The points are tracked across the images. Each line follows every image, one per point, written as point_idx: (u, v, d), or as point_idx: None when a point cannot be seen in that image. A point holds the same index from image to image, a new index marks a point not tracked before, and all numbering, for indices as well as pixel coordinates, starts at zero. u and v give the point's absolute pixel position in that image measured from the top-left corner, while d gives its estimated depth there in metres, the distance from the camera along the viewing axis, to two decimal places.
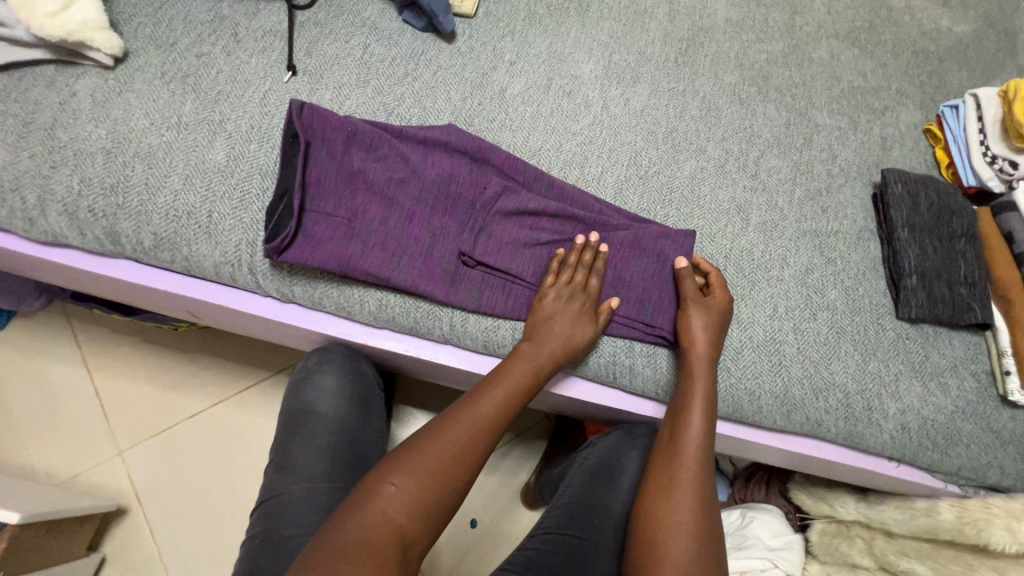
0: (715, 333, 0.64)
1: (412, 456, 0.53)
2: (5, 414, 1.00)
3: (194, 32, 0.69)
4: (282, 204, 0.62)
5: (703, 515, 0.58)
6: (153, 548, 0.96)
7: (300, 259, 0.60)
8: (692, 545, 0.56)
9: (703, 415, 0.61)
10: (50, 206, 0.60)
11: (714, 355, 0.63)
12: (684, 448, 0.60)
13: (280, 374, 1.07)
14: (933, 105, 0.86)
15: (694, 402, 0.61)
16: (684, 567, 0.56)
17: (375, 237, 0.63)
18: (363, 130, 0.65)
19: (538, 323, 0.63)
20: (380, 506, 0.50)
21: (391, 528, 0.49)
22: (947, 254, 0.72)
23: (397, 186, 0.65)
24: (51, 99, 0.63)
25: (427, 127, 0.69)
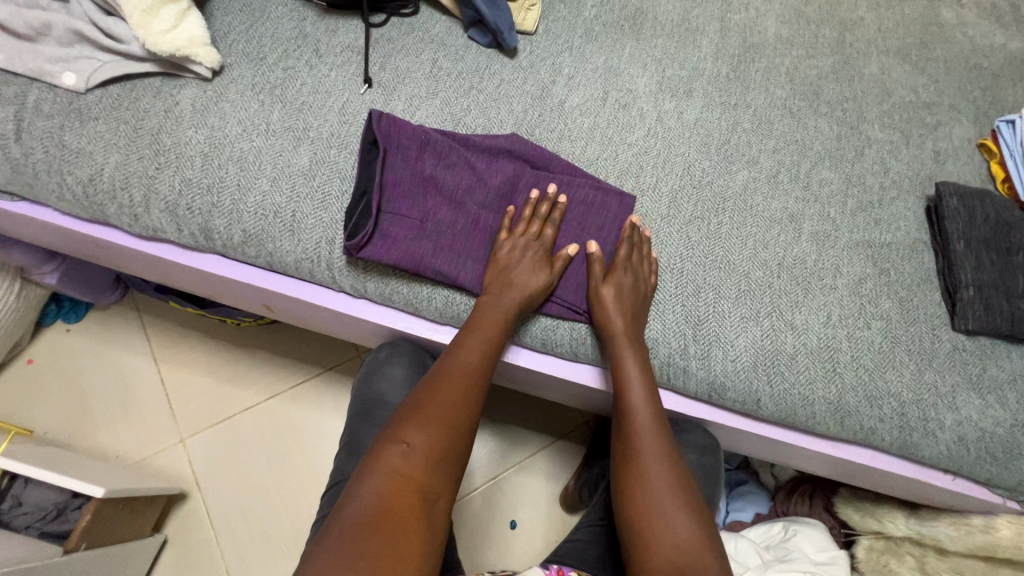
0: (627, 304, 0.66)
1: (403, 424, 0.56)
2: (81, 399, 1.07)
3: (281, 48, 0.75)
4: (361, 204, 0.66)
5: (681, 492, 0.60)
6: (210, 532, 1.01)
7: (375, 257, 0.65)
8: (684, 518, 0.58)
9: (642, 379, 0.64)
10: (154, 204, 0.67)
11: (629, 326, 0.65)
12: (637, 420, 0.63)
13: (333, 371, 1.12)
14: (988, 120, 0.86)
15: (631, 374, 0.64)
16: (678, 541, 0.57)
17: (443, 238, 0.67)
18: (435, 139, 0.69)
19: (502, 275, 0.66)
20: (388, 472, 0.53)
21: (406, 487, 0.52)
22: (1005, 267, 0.73)
23: (466, 192, 0.69)
24: (157, 107, 0.69)
25: (492, 135, 0.73)
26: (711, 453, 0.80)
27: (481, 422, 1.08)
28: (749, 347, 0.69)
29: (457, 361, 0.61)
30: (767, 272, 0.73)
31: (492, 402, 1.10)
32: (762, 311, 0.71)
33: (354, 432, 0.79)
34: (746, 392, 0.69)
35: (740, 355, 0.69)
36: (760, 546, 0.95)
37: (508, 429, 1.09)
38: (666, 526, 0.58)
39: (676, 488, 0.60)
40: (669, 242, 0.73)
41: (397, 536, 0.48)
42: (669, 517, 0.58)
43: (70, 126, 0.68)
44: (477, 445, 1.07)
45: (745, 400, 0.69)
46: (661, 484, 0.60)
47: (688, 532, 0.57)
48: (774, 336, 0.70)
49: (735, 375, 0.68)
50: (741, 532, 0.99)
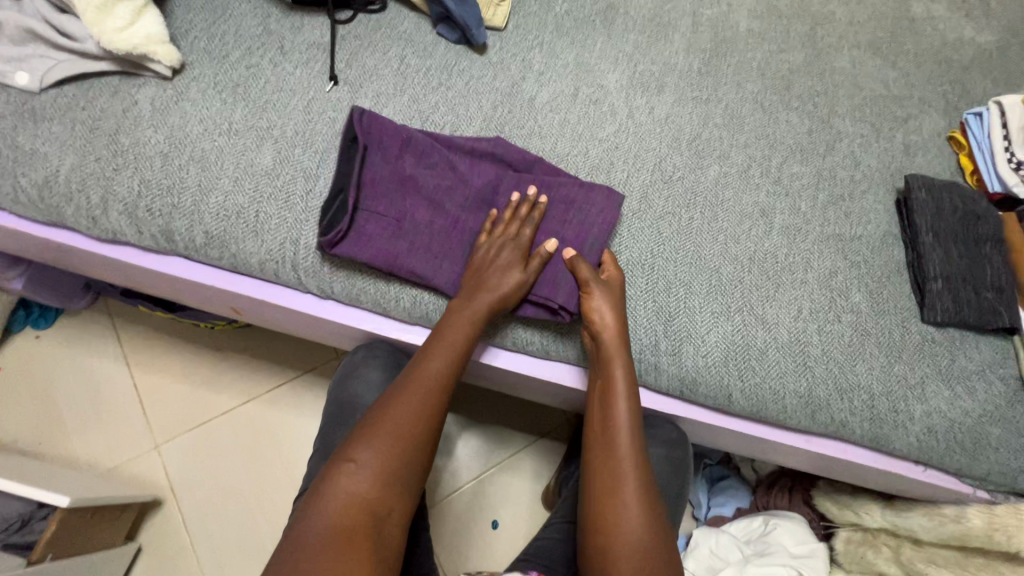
0: (616, 306, 0.65)
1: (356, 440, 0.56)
2: (50, 406, 1.05)
3: (244, 45, 0.74)
4: (338, 202, 0.66)
5: (647, 497, 0.61)
6: (186, 539, 0.99)
7: (350, 254, 0.64)
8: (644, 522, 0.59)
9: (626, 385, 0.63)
10: (112, 206, 0.65)
11: (619, 329, 0.64)
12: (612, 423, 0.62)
13: (310, 373, 1.11)
14: (957, 113, 0.87)
15: (617, 373, 0.63)
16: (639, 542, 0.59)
17: (421, 238, 0.66)
18: (416, 139, 0.68)
19: (478, 275, 0.64)
20: (338, 489, 0.53)
21: (355, 505, 0.52)
22: (973, 258, 0.73)
23: (448, 197, 0.68)
24: (115, 107, 0.68)
25: (475, 138, 0.72)
26: (680, 446, 0.80)
27: (461, 423, 1.08)
28: (720, 342, 0.69)
29: (429, 366, 0.60)
30: (738, 267, 0.73)
31: (472, 401, 1.09)
32: (732, 306, 0.71)
33: (329, 435, 0.78)
34: (718, 387, 0.68)
35: (711, 351, 0.69)
36: (740, 541, 0.95)
37: (489, 428, 1.08)
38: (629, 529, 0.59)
39: (644, 493, 0.61)
40: (640, 238, 0.73)
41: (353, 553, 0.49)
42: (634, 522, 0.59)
43: (24, 126, 0.66)
44: (457, 445, 1.06)
45: (717, 396, 0.69)
46: (631, 493, 0.60)
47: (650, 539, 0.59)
48: (745, 331, 0.70)
49: (706, 371, 0.68)
50: (722, 527, 0.98)
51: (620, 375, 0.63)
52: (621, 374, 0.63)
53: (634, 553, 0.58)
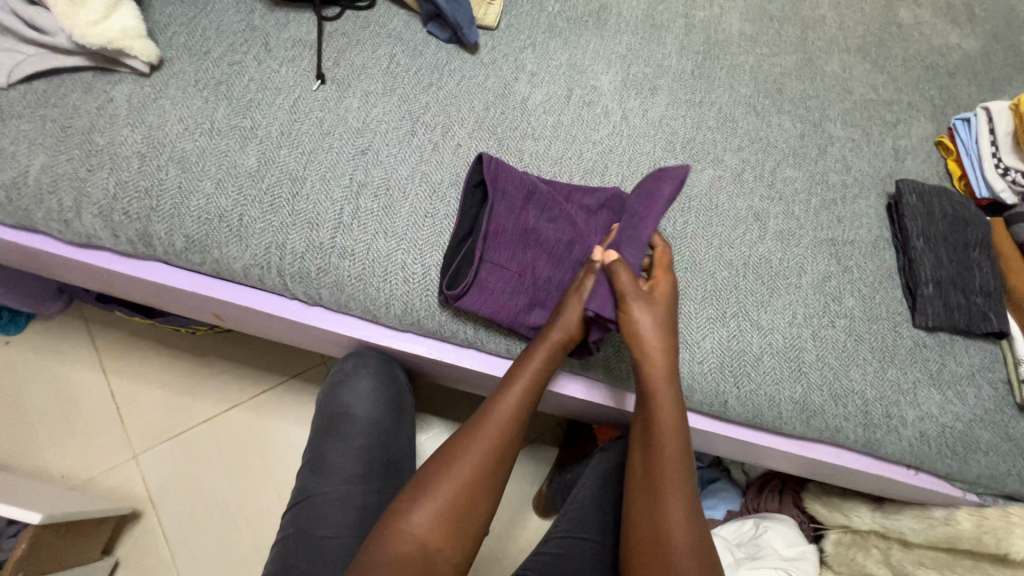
0: (665, 328, 0.62)
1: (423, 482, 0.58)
2: (21, 415, 1.01)
3: (226, 42, 0.71)
4: (462, 251, 0.65)
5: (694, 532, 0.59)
6: (166, 552, 0.96)
7: (472, 309, 0.63)
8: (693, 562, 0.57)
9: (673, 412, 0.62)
10: (86, 209, 0.62)
11: (665, 353, 0.62)
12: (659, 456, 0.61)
13: (296, 379, 1.08)
14: (945, 118, 0.88)
15: (661, 400, 0.62)
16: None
17: (540, 294, 0.66)
18: (540, 190, 0.67)
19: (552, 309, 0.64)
20: (398, 528, 0.55)
21: (412, 545, 0.55)
22: (963, 263, 0.74)
23: (566, 247, 0.67)
24: (89, 104, 0.65)
25: (590, 189, 0.70)
26: None
27: None
28: (715, 349, 0.68)
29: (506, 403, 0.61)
30: (733, 272, 0.72)
31: None
32: (727, 312, 0.70)
33: (319, 446, 0.76)
34: (713, 394, 0.68)
35: (706, 357, 0.68)
36: (731, 543, 0.95)
37: None
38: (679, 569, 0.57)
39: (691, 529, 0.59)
40: None
41: None
42: (686, 560, 0.57)
43: None
44: None
45: (712, 402, 0.69)
46: (679, 531, 0.59)
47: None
48: (740, 337, 0.69)
49: (701, 378, 0.68)
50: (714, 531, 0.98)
51: (666, 402, 0.62)
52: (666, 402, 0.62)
53: None
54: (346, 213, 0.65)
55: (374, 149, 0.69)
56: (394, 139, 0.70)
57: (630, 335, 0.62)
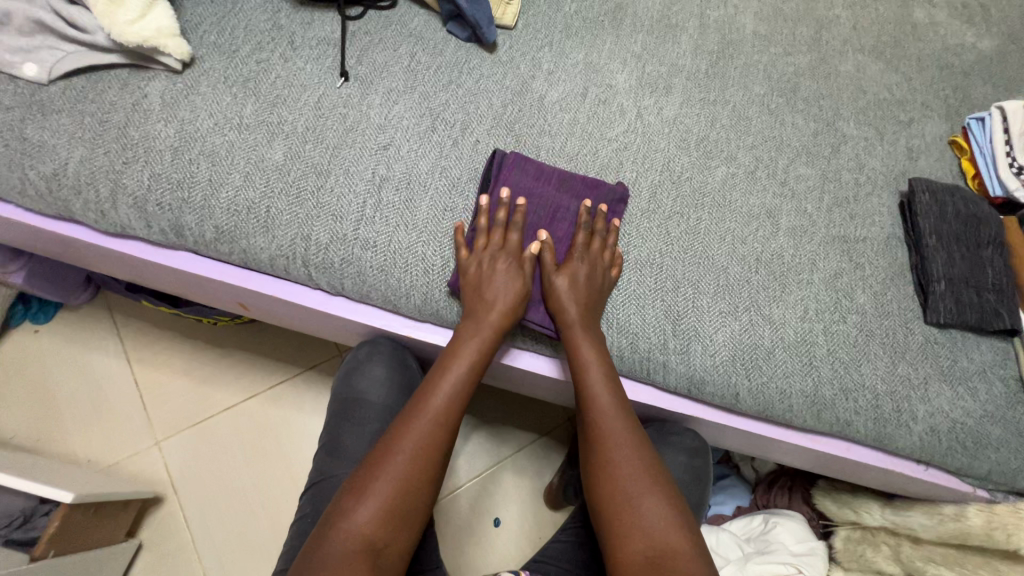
0: (580, 292, 0.66)
1: (366, 478, 0.55)
2: (49, 401, 1.04)
3: (254, 40, 0.74)
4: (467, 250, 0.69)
5: (652, 477, 0.61)
6: (187, 536, 0.98)
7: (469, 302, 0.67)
8: (657, 506, 0.59)
9: (601, 372, 0.64)
10: (122, 199, 0.65)
11: (584, 311, 0.65)
12: (599, 418, 0.63)
13: (312, 370, 1.10)
14: (958, 117, 0.88)
15: (590, 363, 0.64)
16: (651, 525, 0.58)
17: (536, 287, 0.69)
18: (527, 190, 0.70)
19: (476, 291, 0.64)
20: (343, 528, 0.52)
21: (360, 544, 0.52)
22: (975, 260, 0.74)
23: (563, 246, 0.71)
24: (124, 100, 0.67)
25: (579, 187, 0.72)
26: (700, 456, 0.82)
27: (464, 421, 1.08)
28: (728, 342, 0.70)
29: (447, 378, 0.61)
30: (745, 267, 0.73)
31: (475, 400, 1.09)
32: (740, 306, 0.71)
33: (336, 433, 0.78)
34: (725, 386, 0.69)
35: (719, 350, 0.69)
36: (741, 539, 0.96)
37: (492, 427, 1.08)
38: (642, 518, 0.58)
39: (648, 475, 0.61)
40: (648, 239, 0.73)
41: None
42: (645, 504, 0.59)
43: (32, 118, 0.65)
44: (461, 443, 1.06)
45: (724, 395, 0.70)
46: (632, 480, 0.60)
47: (662, 520, 0.58)
48: (752, 331, 0.70)
49: (713, 370, 0.69)
50: (723, 525, 0.99)
51: (593, 361, 0.64)
52: (592, 360, 0.64)
53: (645, 540, 0.57)
54: (369, 206, 0.67)
55: (395, 144, 0.71)
56: (415, 135, 0.72)
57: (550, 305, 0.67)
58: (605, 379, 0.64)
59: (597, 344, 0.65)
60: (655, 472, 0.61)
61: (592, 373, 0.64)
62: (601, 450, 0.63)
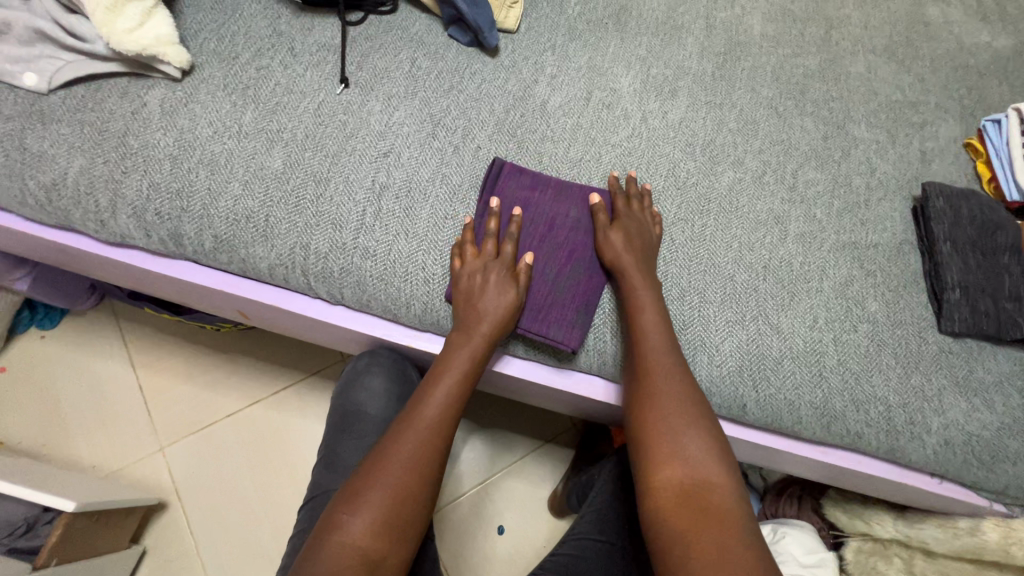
0: (635, 243, 0.66)
1: (358, 488, 0.54)
2: (55, 407, 1.04)
3: (254, 47, 0.73)
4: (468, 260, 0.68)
5: (695, 412, 0.59)
6: (191, 542, 0.98)
7: None
8: (699, 438, 0.57)
9: (655, 312, 0.63)
10: (121, 209, 0.64)
11: (641, 260, 0.66)
12: (649, 350, 0.62)
13: (315, 376, 1.10)
14: (974, 119, 0.86)
15: (644, 301, 0.64)
16: (692, 456, 0.56)
17: (536, 295, 0.67)
18: (524, 200, 0.69)
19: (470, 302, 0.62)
20: (335, 540, 0.51)
21: (355, 557, 0.50)
22: (991, 268, 0.72)
23: (567, 255, 0.69)
24: (124, 109, 0.67)
25: (582, 198, 0.71)
26: None
27: (468, 428, 1.07)
28: (734, 352, 0.68)
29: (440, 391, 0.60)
30: (753, 275, 0.72)
31: (479, 406, 1.08)
32: (747, 315, 0.70)
33: (336, 442, 0.77)
34: (732, 397, 0.68)
35: (725, 361, 0.68)
36: None
37: (495, 434, 1.07)
38: (683, 447, 0.56)
39: (692, 410, 0.59)
40: None
41: None
42: (688, 436, 0.57)
43: (31, 128, 0.65)
44: (464, 450, 1.05)
45: (731, 406, 0.68)
46: (677, 411, 0.58)
47: (704, 453, 0.56)
48: (760, 340, 0.69)
49: (720, 381, 0.67)
50: None
51: (648, 299, 0.64)
52: (647, 298, 0.64)
53: (683, 470, 0.55)
54: (369, 214, 0.67)
55: (395, 151, 0.70)
56: (416, 141, 0.72)
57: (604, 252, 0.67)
58: (660, 319, 0.63)
59: (654, 288, 0.65)
60: (700, 408, 0.59)
61: (647, 308, 0.63)
62: (647, 382, 0.61)
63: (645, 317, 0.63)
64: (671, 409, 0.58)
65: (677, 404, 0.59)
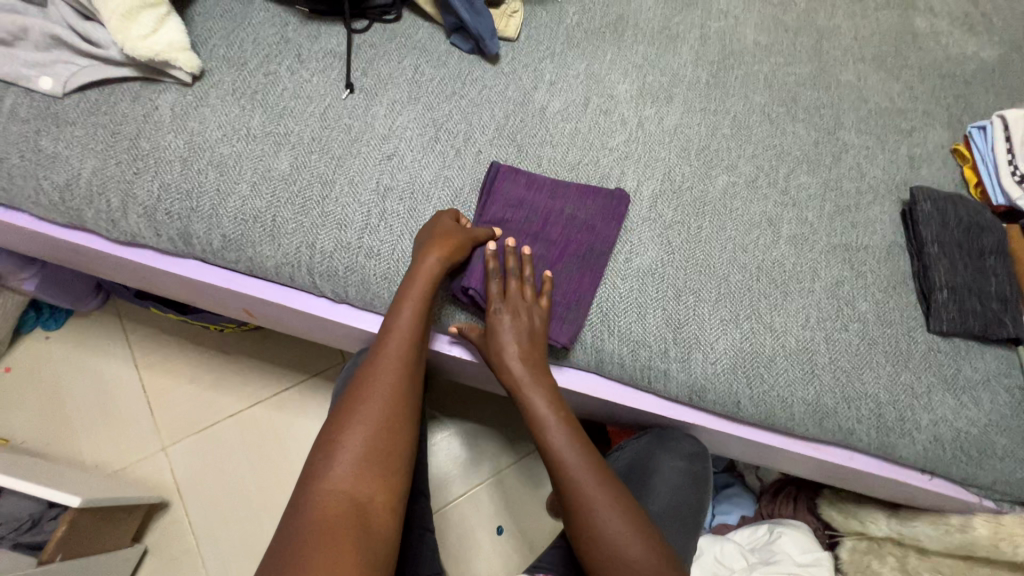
0: (524, 348, 0.64)
1: (334, 437, 0.55)
2: (59, 407, 1.06)
3: (262, 53, 0.76)
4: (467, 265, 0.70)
5: (629, 510, 0.61)
6: (192, 541, 0.99)
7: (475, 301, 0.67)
8: (632, 538, 0.59)
9: (561, 422, 0.63)
10: (132, 209, 0.66)
11: (528, 361, 0.64)
12: (564, 463, 0.62)
13: (316, 377, 1.11)
14: (961, 126, 0.88)
15: (545, 414, 0.63)
16: (624, 553, 0.59)
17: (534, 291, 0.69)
18: (520, 198, 0.71)
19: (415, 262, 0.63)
20: (322, 486, 0.51)
21: (344, 500, 0.51)
22: (978, 269, 0.74)
23: (561, 252, 0.71)
24: (136, 112, 0.69)
25: (575, 195, 0.73)
26: (698, 460, 0.80)
27: (467, 428, 1.08)
28: (729, 350, 0.70)
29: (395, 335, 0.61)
30: (746, 275, 0.74)
31: (477, 407, 1.10)
32: (741, 314, 0.71)
33: None
34: (726, 394, 0.69)
35: (720, 358, 0.70)
36: (745, 548, 0.95)
37: (494, 434, 1.08)
38: (616, 548, 0.59)
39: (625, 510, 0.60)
40: (649, 247, 0.74)
41: (340, 537, 0.47)
42: (622, 536, 0.59)
43: (46, 130, 0.67)
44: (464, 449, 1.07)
45: (725, 403, 0.70)
46: (609, 518, 0.60)
47: (642, 546, 0.59)
48: (753, 339, 0.70)
49: (715, 378, 0.69)
50: (727, 534, 0.99)
51: (547, 412, 0.63)
52: (546, 411, 0.63)
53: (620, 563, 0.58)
54: (373, 215, 0.69)
55: (399, 154, 0.73)
56: (419, 145, 0.74)
57: (494, 363, 0.65)
58: (566, 428, 0.63)
59: (552, 396, 0.64)
60: (630, 508, 0.61)
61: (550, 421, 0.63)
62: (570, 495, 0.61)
63: (552, 431, 0.63)
64: (603, 518, 0.60)
65: (605, 512, 0.60)
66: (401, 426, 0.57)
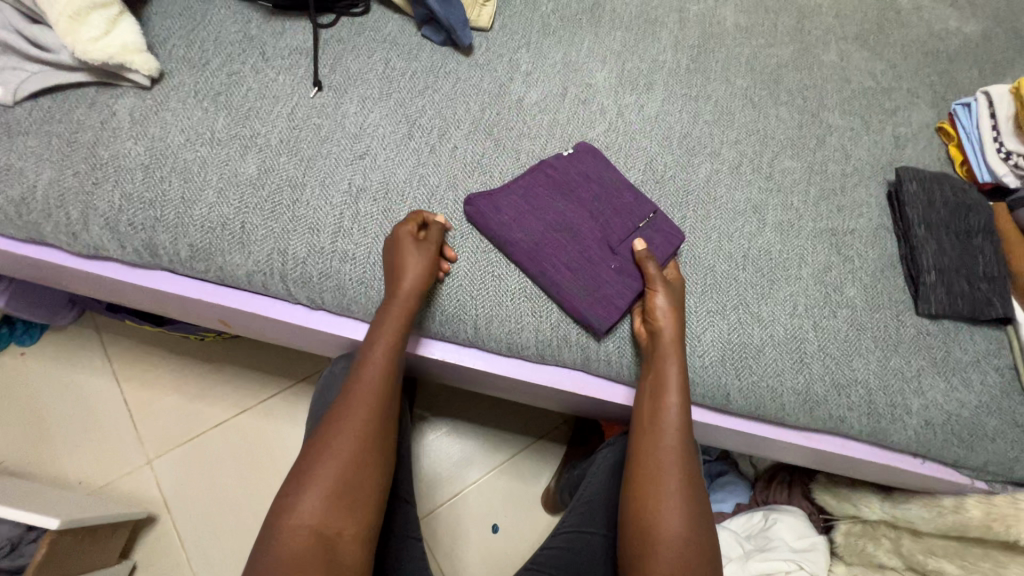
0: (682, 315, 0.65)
1: (305, 469, 0.54)
2: (39, 424, 1.03)
3: (225, 52, 0.72)
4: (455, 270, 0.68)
5: (692, 492, 0.60)
6: (182, 556, 0.97)
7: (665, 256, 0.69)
8: (684, 522, 0.58)
9: (679, 395, 0.62)
10: (93, 221, 0.63)
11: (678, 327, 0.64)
12: (665, 431, 0.61)
13: (303, 383, 1.09)
14: (945, 103, 0.87)
15: (673, 381, 0.62)
16: (681, 537, 0.57)
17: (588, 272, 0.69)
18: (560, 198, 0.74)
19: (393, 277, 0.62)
20: (289, 521, 0.52)
21: (310, 534, 0.51)
22: (966, 249, 0.73)
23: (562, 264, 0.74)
24: (92, 119, 0.66)
25: None
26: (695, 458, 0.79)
27: (458, 428, 1.07)
28: (716, 342, 0.69)
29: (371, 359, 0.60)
30: (732, 265, 0.72)
31: (468, 407, 1.09)
32: (728, 304, 0.70)
33: None
34: (715, 387, 0.68)
35: (708, 351, 0.68)
36: (740, 535, 0.95)
37: (486, 432, 1.07)
38: (674, 529, 0.57)
39: (688, 489, 0.59)
40: None
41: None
42: (676, 517, 0.58)
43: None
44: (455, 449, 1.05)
45: (715, 396, 0.69)
46: (677, 496, 0.59)
47: (691, 533, 0.57)
48: (740, 330, 0.69)
49: (702, 371, 0.68)
50: (722, 523, 0.98)
51: (676, 375, 0.62)
52: (676, 374, 0.62)
53: (675, 546, 0.57)
54: (347, 217, 0.66)
55: (372, 153, 0.70)
56: (392, 143, 0.71)
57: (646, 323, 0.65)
58: (681, 397, 0.62)
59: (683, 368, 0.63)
60: (693, 488, 0.60)
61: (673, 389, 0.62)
62: (653, 465, 0.60)
63: (669, 397, 0.62)
64: (671, 496, 0.59)
65: (675, 491, 0.59)
66: (372, 454, 0.56)
